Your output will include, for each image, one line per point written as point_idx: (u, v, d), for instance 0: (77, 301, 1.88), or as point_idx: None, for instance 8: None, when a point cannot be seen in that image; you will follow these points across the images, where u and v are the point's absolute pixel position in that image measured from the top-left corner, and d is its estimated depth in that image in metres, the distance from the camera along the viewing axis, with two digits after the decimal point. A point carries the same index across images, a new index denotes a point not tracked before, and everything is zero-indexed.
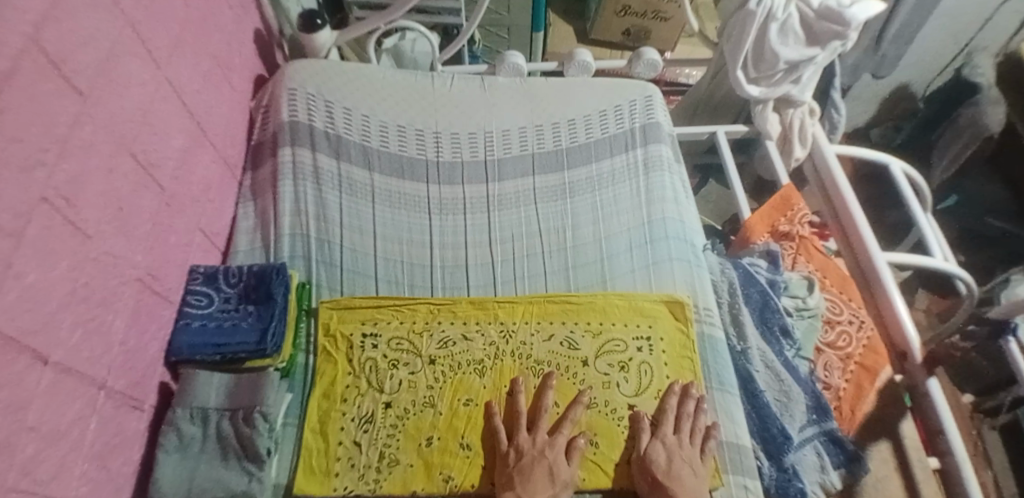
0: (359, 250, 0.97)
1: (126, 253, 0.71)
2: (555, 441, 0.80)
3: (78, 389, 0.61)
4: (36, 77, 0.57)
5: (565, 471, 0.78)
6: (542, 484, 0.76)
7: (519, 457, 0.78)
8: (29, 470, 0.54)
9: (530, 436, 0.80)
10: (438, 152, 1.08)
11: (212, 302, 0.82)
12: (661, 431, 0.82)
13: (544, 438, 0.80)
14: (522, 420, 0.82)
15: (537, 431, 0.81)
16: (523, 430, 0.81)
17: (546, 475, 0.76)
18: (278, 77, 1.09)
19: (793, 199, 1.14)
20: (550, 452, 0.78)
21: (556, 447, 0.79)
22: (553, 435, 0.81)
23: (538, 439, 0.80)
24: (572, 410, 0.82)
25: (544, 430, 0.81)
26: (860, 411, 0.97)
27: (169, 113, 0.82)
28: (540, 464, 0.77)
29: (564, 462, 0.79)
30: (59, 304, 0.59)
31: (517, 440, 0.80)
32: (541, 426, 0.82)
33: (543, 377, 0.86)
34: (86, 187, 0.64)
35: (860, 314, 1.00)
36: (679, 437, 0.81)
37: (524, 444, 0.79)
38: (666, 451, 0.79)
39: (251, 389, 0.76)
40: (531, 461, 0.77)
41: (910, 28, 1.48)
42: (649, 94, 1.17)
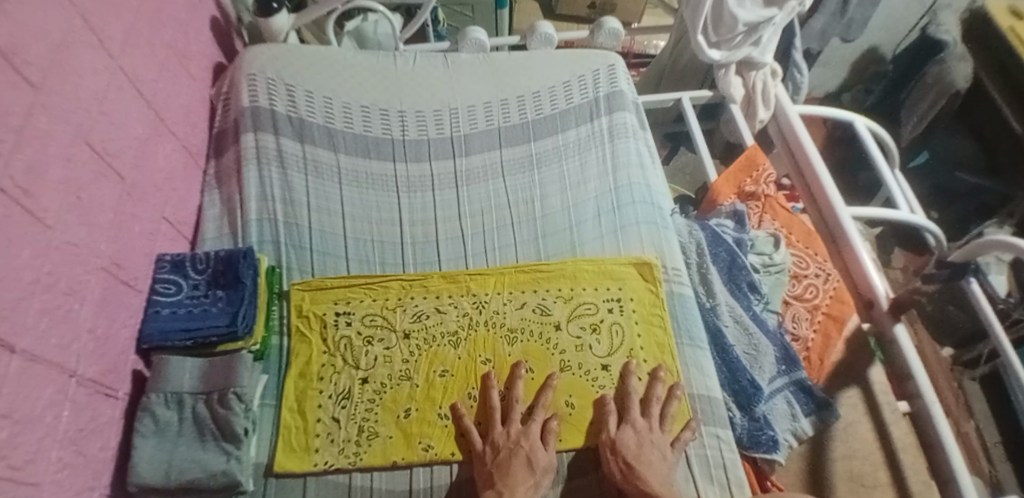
0: (328, 232, 0.97)
1: (90, 242, 0.71)
2: (530, 429, 0.79)
3: (48, 377, 0.62)
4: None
5: (543, 458, 0.77)
6: (522, 474, 0.75)
7: (496, 453, 0.77)
8: (3, 457, 0.54)
9: (504, 430, 0.80)
10: (403, 131, 1.08)
11: (181, 289, 0.82)
12: (630, 416, 0.82)
13: (519, 430, 0.79)
14: (495, 416, 0.81)
15: (511, 421, 0.80)
16: (497, 423, 0.80)
17: (524, 465, 0.75)
18: (237, 63, 1.09)
19: (759, 159, 1.16)
20: (525, 441, 0.78)
21: (532, 435, 0.79)
22: (527, 424, 0.80)
23: (511, 431, 0.79)
24: (544, 394, 0.82)
25: (518, 420, 0.81)
26: (828, 360, 1.00)
27: (125, 103, 0.82)
28: (517, 456, 0.76)
29: (542, 448, 0.78)
30: (25, 293, 0.60)
31: (492, 435, 0.80)
32: (514, 415, 0.81)
33: (512, 366, 0.86)
34: (43, 176, 0.64)
35: (826, 267, 1.04)
36: (649, 422, 0.81)
37: (498, 438, 0.79)
38: (635, 437, 0.79)
39: (225, 370, 0.76)
40: (510, 454, 0.76)
41: None
42: (611, 63, 1.17)
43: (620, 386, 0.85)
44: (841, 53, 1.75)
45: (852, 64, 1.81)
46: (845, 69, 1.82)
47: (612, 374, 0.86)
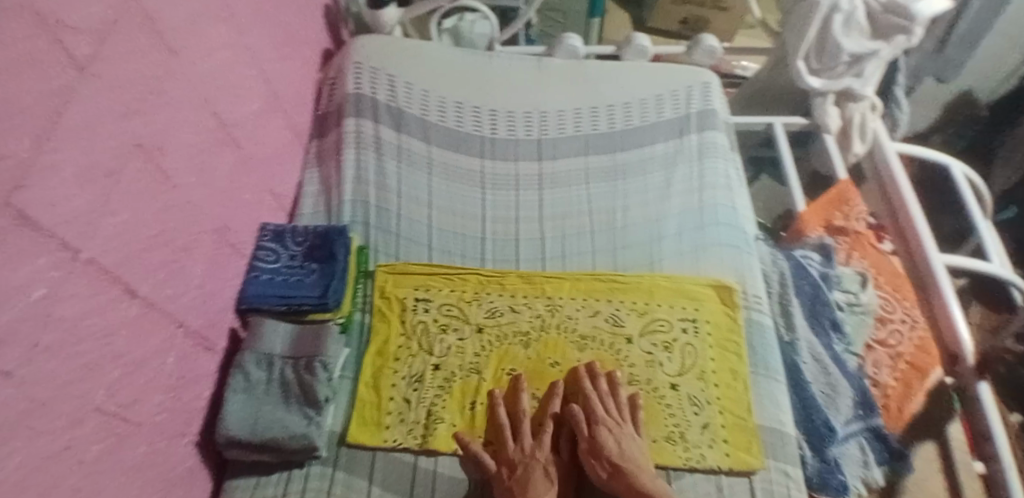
0: (414, 219, 1.01)
1: (207, 205, 0.76)
2: (542, 443, 0.81)
3: (160, 325, 0.67)
4: (129, 33, 0.62)
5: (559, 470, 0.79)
6: (542, 487, 0.77)
7: (512, 471, 0.78)
8: (112, 393, 0.59)
9: (517, 446, 0.81)
10: (493, 128, 1.10)
11: (279, 258, 0.87)
12: (598, 416, 0.81)
13: (532, 446, 0.81)
14: (505, 432, 0.81)
15: (523, 436, 0.81)
16: (509, 440, 0.81)
17: (543, 478, 0.78)
18: (346, 51, 1.14)
19: (850, 194, 1.12)
20: (540, 455, 0.80)
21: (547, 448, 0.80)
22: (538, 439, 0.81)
23: (525, 447, 0.80)
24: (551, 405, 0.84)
25: (528, 435, 0.82)
26: (907, 411, 0.95)
27: (247, 78, 0.87)
28: (535, 470, 0.78)
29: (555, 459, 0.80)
30: (149, 245, 0.65)
31: (505, 452, 0.80)
32: (523, 430, 0.82)
33: (577, 370, 0.87)
34: (175, 137, 0.69)
35: (913, 314, 0.99)
36: (617, 417, 0.82)
37: (512, 455, 0.79)
38: (614, 436, 0.79)
39: (315, 338, 0.81)
40: (527, 470, 0.78)
41: (976, 31, 1.42)
42: (705, 80, 1.16)
43: (687, 407, 0.85)
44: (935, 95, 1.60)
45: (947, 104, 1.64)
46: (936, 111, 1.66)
47: (680, 394, 0.86)
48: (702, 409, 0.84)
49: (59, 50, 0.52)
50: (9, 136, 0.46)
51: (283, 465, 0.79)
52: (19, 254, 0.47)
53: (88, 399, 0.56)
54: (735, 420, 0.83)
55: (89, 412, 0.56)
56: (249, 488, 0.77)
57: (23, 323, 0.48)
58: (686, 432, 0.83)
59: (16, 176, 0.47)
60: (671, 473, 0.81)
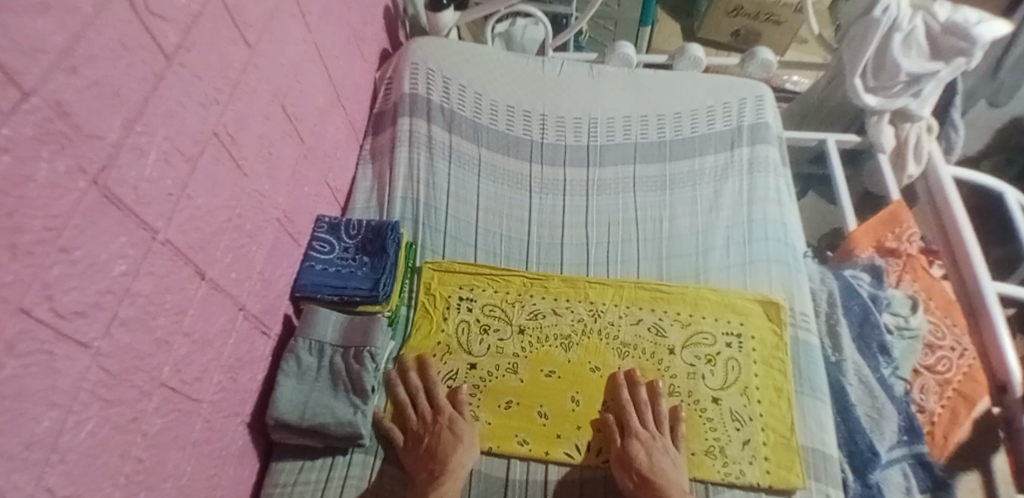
0: (462, 218, 1.03)
1: (271, 194, 0.79)
2: (442, 406, 0.83)
3: (224, 307, 0.69)
4: (215, 24, 0.64)
5: (464, 426, 0.81)
6: (451, 443, 0.79)
7: (419, 440, 0.80)
8: (178, 369, 0.62)
9: (419, 415, 0.83)
10: (543, 133, 1.12)
11: (333, 249, 0.89)
12: (633, 428, 0.81)
13: (433, 413, 0.83)
14: (406, 408, 0.84)
15: (426, 406, 0.84)
16: (410, 414, 0.83)
17: (449, 436, 0.80)
18: (403, 51, 1.17)
19: (903, 215, 1.10)
20: (441, 418, 0.82)
21: (445, 411, 0.83)
22: (437, 407, 0.83)
23: (426, 415, 0.83)
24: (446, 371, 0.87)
25: (426, 403, 0.84)
26: (953, 439, 0.93)
27: (313, 74, 0.90)
28: (441, 431, 0.80)
29: (461, 419, 0.82)
30: (219, 229, 0.67)
31: (410, 426, 0.82)
32: (423, 402, 0.84)
33: (617, 377, 0.87)
34: (247, 128, 0.72)
35: (963, 341, 0.96)
36: (650, 430, 0.81)
37: (415, 427, 0.82)
38: (644, 448, 0.79)
39: (363, 330, 0.83)
40: (430, 434, 0.80)
41: None
42: (760, 93, 1.16)
43: (729, 422, 0.85)
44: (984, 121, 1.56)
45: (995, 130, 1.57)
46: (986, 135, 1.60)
47: (722, 408, 0.85)
48: (744, 424, 0.84)
49: (153, 39, 0.55)
50: (104, 119, 0.49)
51: (327, 451, 0.81)
52: (106, 231, 0.50)
53: (156, 374, 0.59)
54: (778, 438, 0.83)
55: (156, 386, 0.59)
56: (294, 471, 0.79)
57: (105, 297, 0.50)
58: (726, 447, 0.83)
59: (107, 156, 0.50)
60: (710, 488, 0.81)
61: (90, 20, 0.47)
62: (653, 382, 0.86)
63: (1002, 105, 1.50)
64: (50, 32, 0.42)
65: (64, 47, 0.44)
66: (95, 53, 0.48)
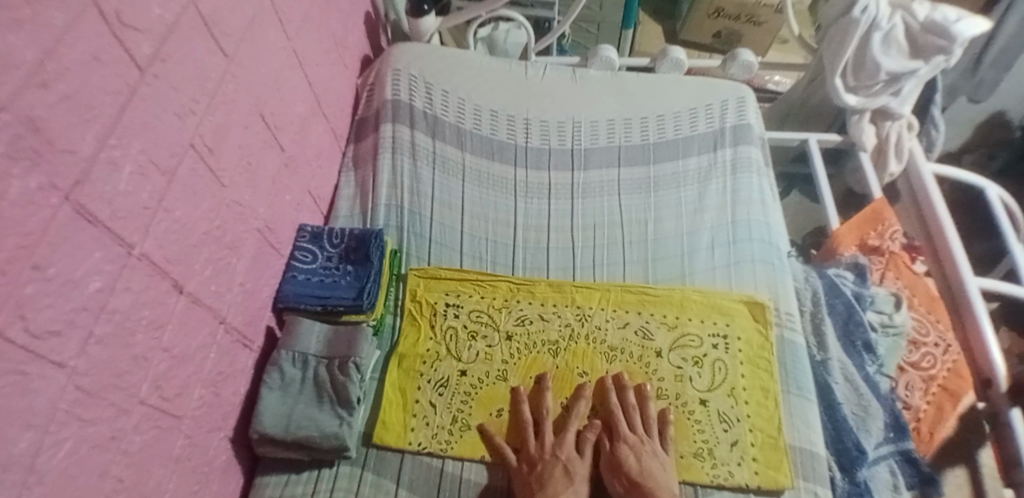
0: (447, 225, 1.02)
1: (251, 205, 0.78)
2: (564, 442, 0.82)
3: (204, 320, 0.68)
4: (190, 34, 0.63)
5: (580, 467, 0.80)
6: (561, 483, 0.77)
7: (532, 466, 0.79)
8: (157, 386, 0.61)
9: (538, 442, 0.82)
10: (527, 137, 1.11)
11: (316, 259, 0.89)
12: (621, 433, 0.82)
13: (552, 443, 0.82)
14: (528, 430, 0.83)
15: (543, 434, 0.83)
16: (531, 436, 0.83)
17: (562, 475, 0.78)
18: (385, 58, 1.17)
19: (886, 213, 1.11)
20: (561, 453, 0.80)
21: (568, 446, 0.81)
22: (561, 435, 0.83)
23: (545, 444, 0.82)
24: (576, 404, 0.85)
25: (550, 431, 0.83)
26: (939, 435, 0.94)
27: (293, 82, 0.89)
28: (555, 468, 0.79)
29: (578, 458, 0.81)
30: (198, 241, 0.66)
31: (527, 450, 0.82)
32: (545, 427, 0.83)
33: (606, 380, 0.87)
34: (225, 139, 0.71)
35: (947, 337, 0.97)
36: (639, 435, 0.82)
37: (532, 452, 0.81)
38: (634, 452, 0.80)
39: (348, 341, 0.82)
40: (546, 467, 0.78)
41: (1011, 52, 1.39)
42: (741, 95, 1.16)
43: (716, 423, 0.85)
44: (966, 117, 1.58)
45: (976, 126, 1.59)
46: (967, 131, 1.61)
47: (709, 409, 0.86)
48: (732, 425, 0.84)
49: (127, 51, 0.54)
50: (77, 133, 0.48)
51: (313, 463, 0.80)
52: (79, 247, 0.49)
53: (135, 391, 0.57)
54: (765, 438, 0.83)
55: (135, 404, 0.57)
56: (279, 485, 0.78)
57: (80, 314, 0.49)
58: (715, 449, 0.83)
59: (81, 171, 0.49)
60: (699, 490, 0.80)
61: (62, 34, 0.46)
62: (641, 385, 0.86)
63: (982, 101, 1.51)
64: (22, 47, 0.42)
65: (34, 62, 0.43)
66: (68, 67, 0.47)
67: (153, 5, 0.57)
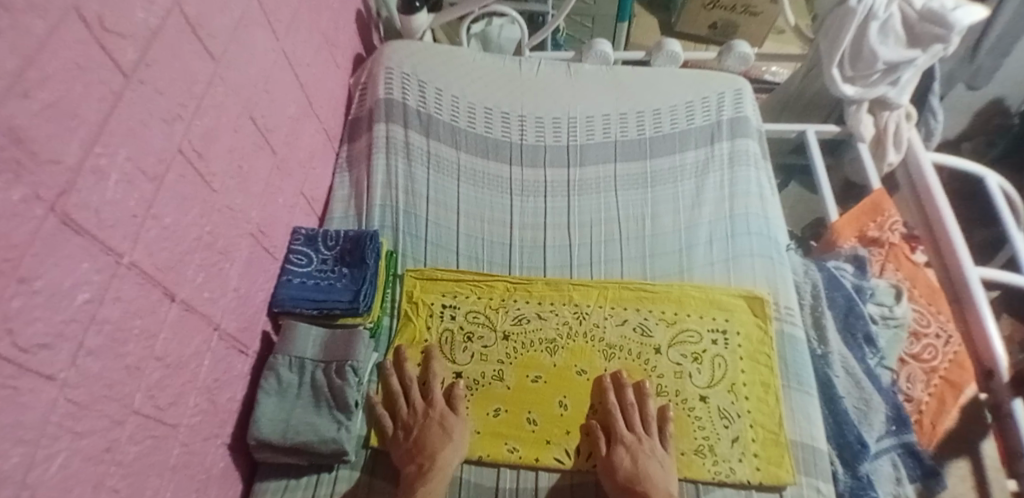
0: (443, 225, 1.01)
1: (244, 209, 0.77)
2: (433, 402, 0.83)
3: (198, 327, 0.67)
4: (176, 38, 0.62)
5: (456, 422, 0.81)
6: (439, 439, 0.79)
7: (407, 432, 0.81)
8: (151, 395, 0.60)
9: (410, 409, 0.84)
10: (522, 135, 1.11)
11: (312, 262, 0.88)
12: (618, 433, 0.81)
13: (424, 406, 0.83)
14: (399, 396, 0.85)
15: (415, 400, 0.84)
16: (403, 403, 0.84)
17: (439, 431, 0.80)
18: (377, 56, 1.15)
19: (885, 205, 1.10)
20: (433, 412, 0.82)
21: (437, 405, 0.83)
22: (429, 398, 0.84)
23: (418, 408, 0.83)
24: (433, 370, 0.87)
25: (419, 396, 0.85)
26: (941, 427, 0.93)
27: (283, 83, 0.88)
28: (432, 426, 0.80)
29: (454, 414, 0.83)
30: (189, 248, 0.65)
31: (402, 415, 0.83)
32: (414, 394, 0.85)
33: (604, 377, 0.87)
34: (216, 143, 0.70)
35: (948, 327, 0.97)
36: (637, 433, 0.81)
37: (406, 418, 0.83)
38: (631, 454, 0.78)
39: (345, 343, 0.81)
40: (422, 428, 0.80)
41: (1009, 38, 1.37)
42: (738, 87, 1.15)
43: (716, 420, 0.84)
44: (963, 103, 1.56)
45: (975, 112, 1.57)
46: (966, 117, 1.59)
47: (710, 406, 0.85)
48: (732, 421, 0.84)
49: (109, 57, 0.53)
50: (61, 142, 0.47)
51: (312, 468, 0.79)
52: (68, 258, 0.48)
53: (129, 401, 0.57)
54: (767, 434, 0.83)
55: (129, 414, 0.57)
56: (278, 491, 0.78)
57: (69, 326, 0.49)
58: (716, 445, 0.82)
59: (66, 181, 0.48)
60: (701, 487, 0.80)
61: (44, 42, 0.45)
62: (603, 377, 0.87)
63: (980, 88, 1.50)
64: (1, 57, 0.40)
65: (16, 71, 0.42)
66: (50, 75, 0.46)
67: (135, 9, 0.56)
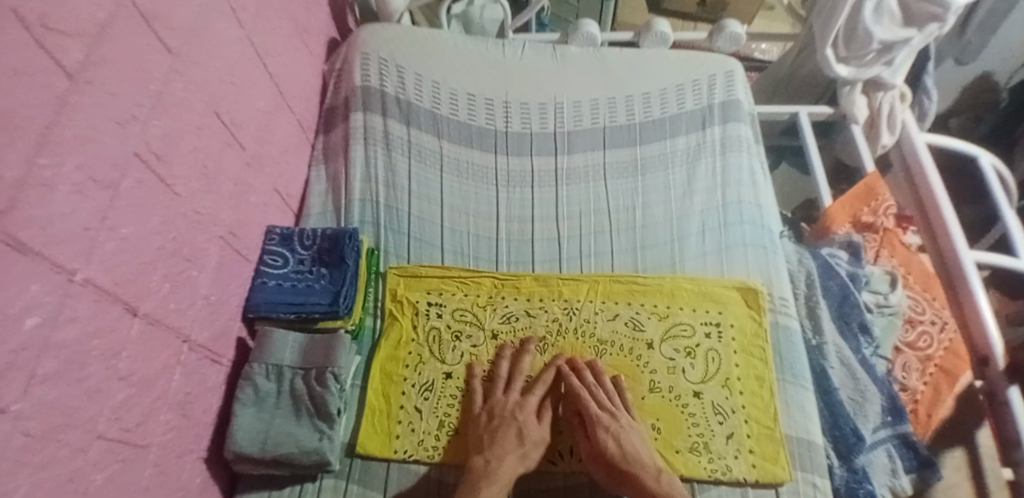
0: (426, 219, 0.97)
1: (212, 211, 0.72)
2: (526, 403, 0.80)
3: (165, 341, 0.63)
4: (128, 31, 0.57)
5: (535, 432, 0.78)
6: (510, 443, 0.76)
7: (490, 418, 0.79)
8: (117, 418, 0.56)
9: (504, 398, 0.81)
10: (507, 123, 1.06)
11: (288, 263, 0.84)
12: (594, 416, 0.78)
13: (518, 401, 0.80)
14: (498, 383, 0.83)
15: (511, 390, 0.81)
16: (498, 389, 0.82)
17: (514, 437, 0.76)
18: (352, 41, 1.10)
19: (879, 188, 1.08)
20: (520, 414, 0.79)
21: (528, 408, 0.80)
22: (525, 396, 0.81)
23: (510, 400, 0.80)
24: (546, 370, 0.84)
25: (518, 389, 0.82)
26: (937, 417, 0.92)
27: (251, 74, 0.83)
28: (510, 427, 0.77)
29: (535, 423, 0.79)
30: (151, 257, 0.61)
31: (491, 401, 0.81)
32: (516, 385, 0.82)
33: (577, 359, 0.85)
34: (177, 143, 0.65)
35: (943, 315, 0.95)
36: (610, 410, 0.79)
37: (495, 403, 0.80)
38: (612, 436, 0.76)
39: (325, 349, 0.78)
40: (501, 424, 0.78)
41: (999, 12, 1.34)
42: (730, 69, 1.11)
43: (710, 416, 0.82)
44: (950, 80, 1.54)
45: (963, 89, 1.54)
46: (954, 94, 1.56)
47: (704, 402, 0.83)
48: (726, 417, 0.82)
49: (52, 57, 0.48)
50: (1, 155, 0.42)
51: (295, 478, 0.77)
52: (14, 281, 0.44)
53: (91, 427, 0.53)
54: (761, 429, 0.81)
55: (92, 440, 0.53)
56: None
57: (20, 354, 0.44)
58: (711, 442, 0.80)
59: (7, 198, 0.43)
60: (695, 486, 0.78)
61: None
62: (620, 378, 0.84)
63: (968, 63, 1.47)
64: None
65: None
66: None
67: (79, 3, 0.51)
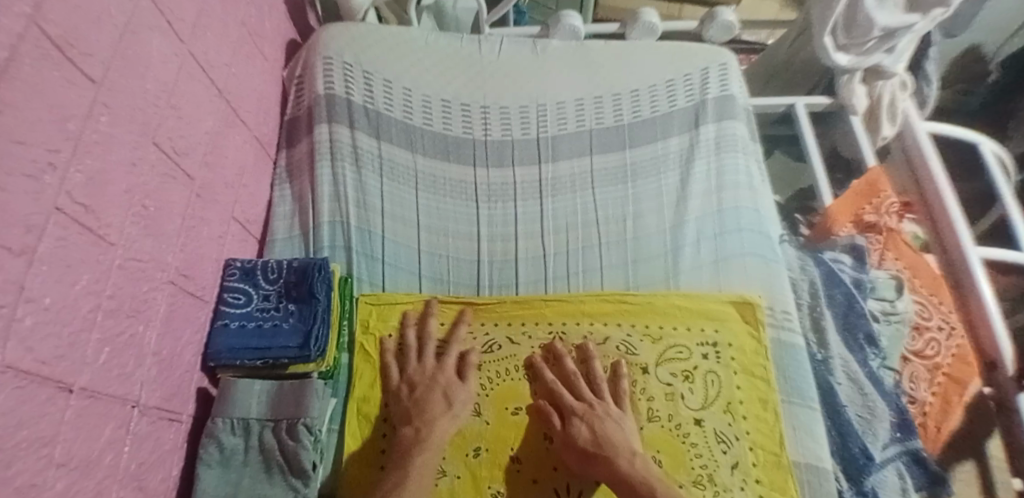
0: (402, 243, 0.90)
1: (157, 256, 0.65)
2: (445, 366, 0.79)
3: (108, 412, 0.56)
4: (37, 63, 0.49)
5: (460, 392, 0.76)
6: (439, 409, 0.75)
7: (411, 389, 0.77)
8: None
9: (420, 366, 0.80)
10: (485, 129, 0.99)
11: (251, 300, 0.77)
12: (569, 406, 0.75)
13: (434, 365, 0.79)
14: (411, 352, 0.81)
15: (426, 357, 0.80)
16: (412, 360, 0.80)
17: (441, 400, 0.75)
18: (312, 43, 1.01)
19: (881, 184, 1.02)
20: (441, 378, 0.77)
21: (447, 371, 0.78)
22: (441, 360, 0.80)
23: (427, 368, 0.79)
24: (455, 332, 0.82)
25: (432, 355, 0.81)
26: (945, 429, 0.88)
27: (195, 92, 0.74)
28: (435, 393, 0.76)
29: (460, 384, 0.78)
30: (84, 323, 0.54)
31: (408, 371, 0.79)
32: (428, 351, 0.81)
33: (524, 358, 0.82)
34: (107, 187, 0.57)
35: (951, 319, 0.92)
36: (589, 400, 0.76)
37: (414, 374, 0.79)
38: (586, 423, 0.73)
39: (296, 397, 0.71)
40: (426, 389, 0.76)
41: None
42: (723, 60, 1.03)
43: (715, 445, 0.77)
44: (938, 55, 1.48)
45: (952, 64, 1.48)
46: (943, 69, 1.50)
47: (706, 430, 0.78)
48: (731, 446, 0.77)
49: None
50: None
51: None
52: None
53: None
54: (768, 456, 0.76)
55: None
56: None
57: None
58: (716, 475, 0.75)
59: None
60: None
61: None
62: (616, 364, 0.80)
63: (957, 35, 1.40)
64: None
65: None
66: None
67: None
